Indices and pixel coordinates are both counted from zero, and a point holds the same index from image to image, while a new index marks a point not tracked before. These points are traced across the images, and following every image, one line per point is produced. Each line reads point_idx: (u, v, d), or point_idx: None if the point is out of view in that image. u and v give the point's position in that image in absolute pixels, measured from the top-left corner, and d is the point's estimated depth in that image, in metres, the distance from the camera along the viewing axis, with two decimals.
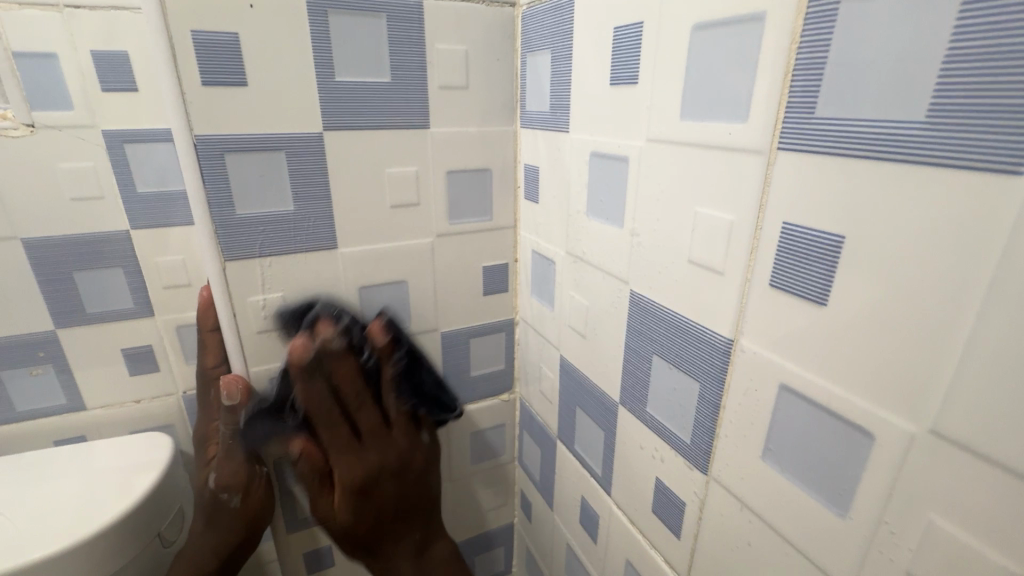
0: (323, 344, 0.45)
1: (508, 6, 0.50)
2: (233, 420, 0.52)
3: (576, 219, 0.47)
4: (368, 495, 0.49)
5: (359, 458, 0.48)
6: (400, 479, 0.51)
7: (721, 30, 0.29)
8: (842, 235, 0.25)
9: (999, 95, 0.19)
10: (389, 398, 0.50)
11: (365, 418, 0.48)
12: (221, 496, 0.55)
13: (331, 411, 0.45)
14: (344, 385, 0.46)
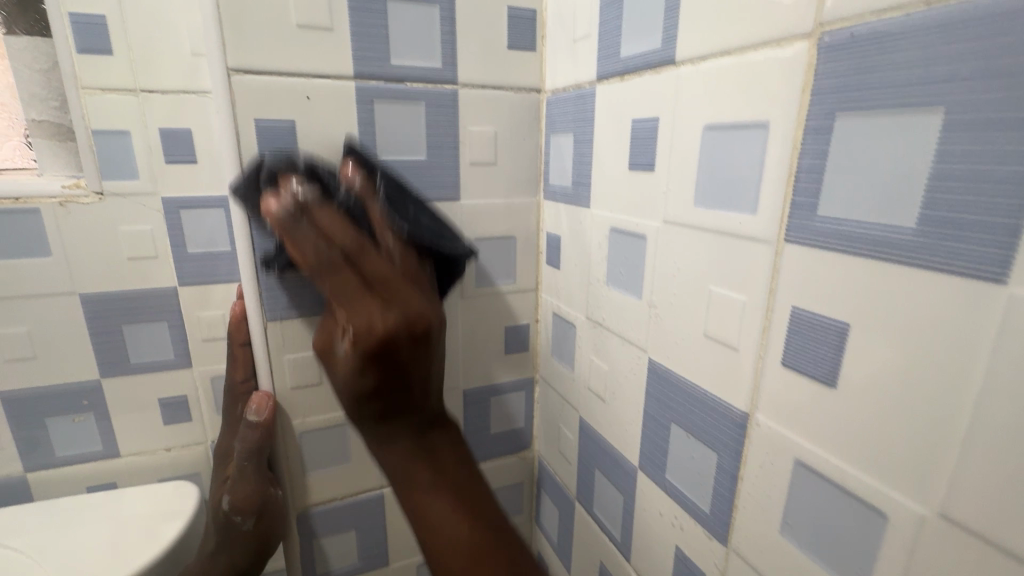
0: (297, 201, 0.36)
1: (534, 92, 0.55)
2: (252, 439, 0.52)
3: (596, 286, 0.49)
4: (375, 361, 0.35)
5: (366, 298, 0.36)
6: (423, 343, 0.37)
7: (730, 132, 0.33)
8: (847, 324, 0.27)
9: (978, 211, 0.21)
10: (389, 234, 0.41)
11: (373, 267, 0.37)
12: (233, 517, 0.54)
13: (329, 259, 0.36)
14: (337, 232, 0.36)
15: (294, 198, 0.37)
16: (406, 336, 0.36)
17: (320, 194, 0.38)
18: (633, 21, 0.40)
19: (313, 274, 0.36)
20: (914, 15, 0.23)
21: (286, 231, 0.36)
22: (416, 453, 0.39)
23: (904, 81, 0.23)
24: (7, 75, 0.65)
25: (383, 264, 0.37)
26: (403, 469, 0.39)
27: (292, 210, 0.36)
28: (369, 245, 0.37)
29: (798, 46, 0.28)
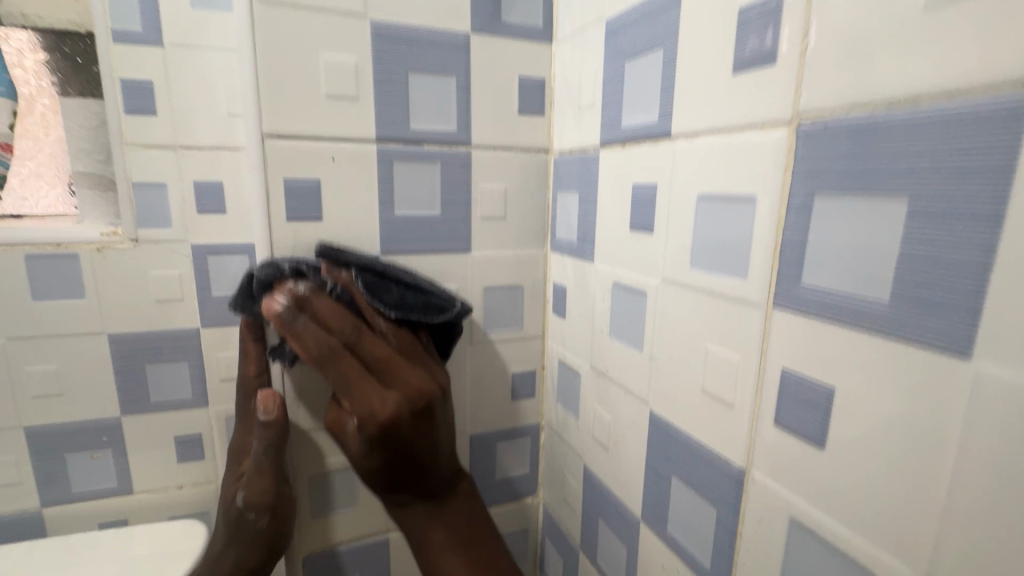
0: (295, 297, 0.41)
1: (542, 152, 0.58)
2: (266, 437, 0.51)
3: (600, 338, 0.51)
4: (379, 446, 0.43)
5: (371, 391, 0.42)
6: (423, 419, 0.44)
7: (721, 202, 0.35)
8: (832, 388, 0.29)
9: (944, 290, 0.23)
10: (382, 322, 0.46)
11: (370, 352, 0.43)
12: (248, 516, 0.51)
13: (329, 348, 0.42)
14: (333, 321, 0.42)
15: (292, 297, 0.42)
16: (407, 419, 0.43)
17: (316, 287, 0.43)
18: (632, 96, 0.44)
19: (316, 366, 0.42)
20: (877, 113, 0.26)
21: (283, 327, 0.42)
22: (431, 518, 0.48)
23: (872, 169, 0.26)
24: (59, 130, 0.72)
25: (379, 348, 0.43)
26: (420, 529, 0.48)
27: (292, 309, 0.41)
28: (364, 328, 0.44)
29: (779, 131, 0.31)
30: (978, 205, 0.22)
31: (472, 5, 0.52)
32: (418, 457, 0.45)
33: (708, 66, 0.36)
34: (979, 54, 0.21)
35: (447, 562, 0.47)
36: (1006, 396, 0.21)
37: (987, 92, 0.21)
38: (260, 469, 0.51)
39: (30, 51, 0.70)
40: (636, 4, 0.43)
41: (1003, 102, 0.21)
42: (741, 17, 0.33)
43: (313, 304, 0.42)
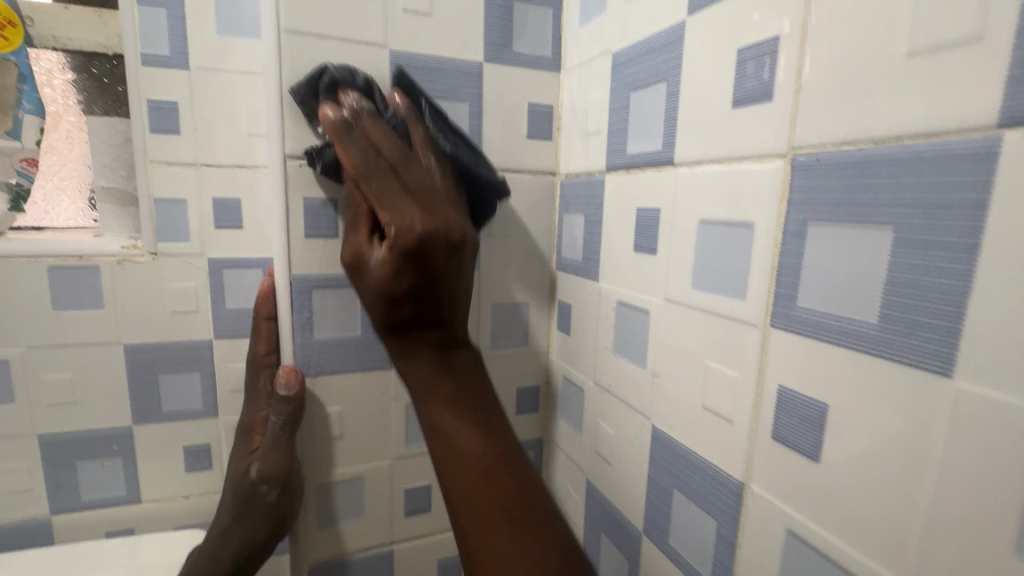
0: (352, 110, 0.43)
1: (549, 174, 0.61)
2: (284, 410, 0.54)
3: (604, 354, 0.53)
4: (410, 263, 0.39)
5: (409, 207, 0.40)
6: (456, 251, 0.41)
7: (721, 227, 0.37)
8: (825, 405, 0.30)
9: (926, 313, 0.25)
10: (429, 156, 0.44)
11: (412, 178, 0.42)
12: (262, 487, 0.59)
13: (376, 164, 0.42)
14: (382, 141, 0.42)
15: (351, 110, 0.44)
16: (443, 243, 0.40)
17: (373, 109, 0.44)
18: (637, 125, 0.46)
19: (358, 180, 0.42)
20: (864, 150, 0.28)
21: (338, 139, 0.43)
22: (434, 368, 0.42)
23: (861, 200, 0.28)
24: (84, 147, 0.75)
25: (424, 181, 0.42)
26: (420, 391, 0.42)
27: (347, 121, 0.43)
28: (409, 153, 0.43)
29: (774, 163, 0.33)
30: (958, 236, 0.24)
31: (485, 36, 0.55)
32: (450, 300, 0.42)
33: (709, 100, 0.38)
34: (955, 101, 0.24)
35: (456, 430, 0.40)
36: (984, 414, 0.23)
37: (962, 134, 0.24)
38: (274, 441, 0.57)
39: (59, 70, 0.73)
40: (642, 39, 0.46)
41: (978, 143, 0.23)
42: (740, 56, 0.35)
43: (365, 122, 0.43)
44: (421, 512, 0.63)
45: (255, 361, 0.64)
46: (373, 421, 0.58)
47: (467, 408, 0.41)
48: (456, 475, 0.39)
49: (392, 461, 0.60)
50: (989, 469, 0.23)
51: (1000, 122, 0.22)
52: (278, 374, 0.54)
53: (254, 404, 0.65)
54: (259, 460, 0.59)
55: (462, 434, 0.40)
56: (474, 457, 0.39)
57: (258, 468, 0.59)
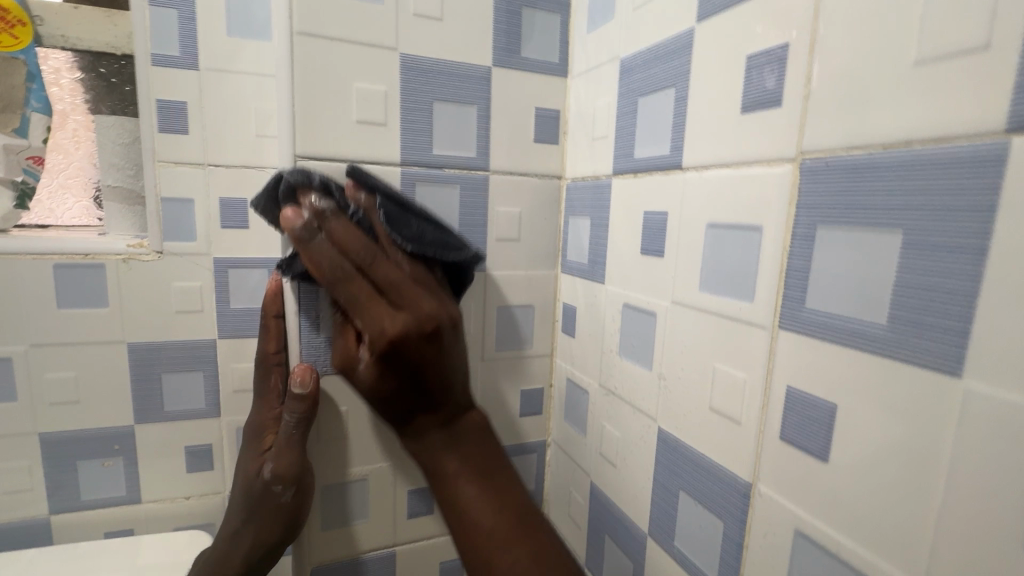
0: (315, 212, 0.42)
1: (555, 178, 0.61)
2: (298, 409, 0.52)
3: (609, 357, 0.53)
4: (389, 364, 0.41)
5: (382, 308, 0.41)
6: (434, 339, 0.41)
7: (730, 230, 0.38)
8: (834, 406, 0.31)
9: (935, 314, 0.26)
10: (395, 252, 0.45)
11: (383, 275, 0.42)
12: (273, 488, 0.54)
13: (342, 270, 0.42)
14: (349, 242, 0.42)
15: (311, 216, 0.42)
16: (416, 337, 0.40)
17: (337, 206, 0.44)
18: (644, 129, 0.47)
19: (328, 286, 0.42)
20: (874, 154, 0.28)
21: (300, 245, 0.43)
22: (446, 446, 0.43)
23: (870, 204, 0.29)
24: (90, 146, 0.76)
25: (394, 273, 0.42)
26: (432, 451, 0.43)
27: (310, 227, 0.42)
28: (379, 253, 0.43)
29: (783, 167, 0.34)
30: (967, 238, 0.24)
31: (494, 41, 0.56)
32: (438, 384, 0.42)
33: (718, 104, 0.39)
34: (964, 107, 0.24)
35: (468, 504, 0.41)
36: (993, 413, 0.24)
37: (971, 138, 0.24)
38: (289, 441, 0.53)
39: (67, 70, 0.74)
40: (649, 45, 0.46)
41: (986, 147, 0.24)
42: (749, 62, 0.36)
43: (329, 223, 0.42)
44: (425, 514, 0.63)
45: (264, 361, 0.63)
46: (378, 423, 0.59)
47: (478, 464, 0.43)
48: (474, 549, 0.40)
49: (396, 462, 0.60)
50: (997, 466, 0.24)
51: (1008, 127, 0.23)
52: (293, 373, 0.52)
53: (263, 405, 0.63)
54: (274, 457, 0.54)
55: (476, 509, 0.41)
56: (487, 530, 0.40)
57: (271, 467, 0.54)
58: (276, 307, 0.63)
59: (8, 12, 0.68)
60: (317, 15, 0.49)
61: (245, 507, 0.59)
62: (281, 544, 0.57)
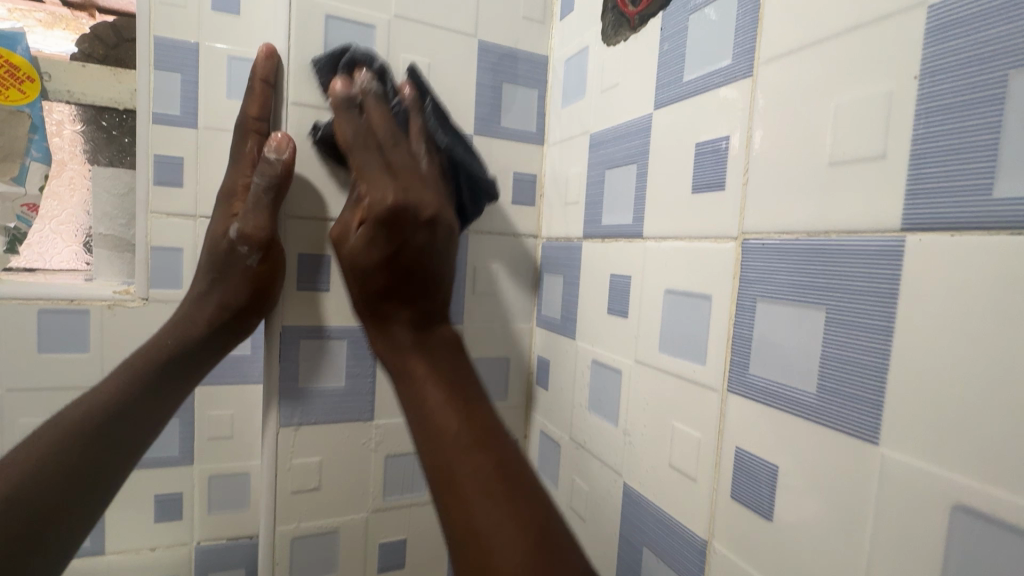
0: (362, 86, 0.48)
1: (532, 237, 0.65)
2: (269, 174, 0.51)
3: (579, 410, 0.55)
4: (381, 232, 0.45)
5: (385, 177, 0.46)
6: (430, 226, 0.46)
7: (685, 297, 0.41)
8: (776, 467, 0.33)
9: (856, 386, 0.29)
10: (421, 145, 0.49)
11: (397, 158, 0.47)
12: (239, 250, 0.56)
13: (365, 138, 0.48)
14: (380, 123, 0.48)
15: (360, 90, 0.49)
16: (413, 216, 0.45)
17: (381, 90, 0.49)
18: (610, 198, 0.51)
19: (349, 151, 0.48)
20: (801, 239, 0.32)
21: (338, 111, 0.49)
22: (413, 345, 0.45)
23: (799, 283, 0.32)
24: (85, 193, 0.78)
25: (411, 158, 0.48)
26: (400, 348, 0.45)
27: (352, 99, 0.48)
28: (402, 135, 0.49)
29: (728, 244, 0.37)
30: (876, 319, 0.28)
31: (475, 113, 0.61)
32: (423, 281, 0.46)
33: (673, 182, 0.43)
34: (867, 207, 0.28)
35: (434, 407, 0.40)
36: (906, 481, 0.26)
37: (875, 232, 0.28)
38: (257, 202, 0.53)
39: (70, 122, 0.78)
40: (614, 124, 0.51)
41: (887, 241, 0.27)
42: (698, 148, 0.40)
43: (366, 105, 0.48)
44: (395, 568, 0.63)
45: (241, 124, 0.56)
46: (351, 474, 0.59)
47: (448, 377, 0.42)
48: (444, 482, 0.36)
49: (368, 514, 0.60)
50: (912, 529, 0.26)
51: (903, 226, 0.26)
52: (269, 139, 0.51)
53: (236, 169, 0.58)
54: (241, 219, 0.55)
55: (440, 414, 0.39)
56: (451, 434, 0.38)
57: (240, 228, 0.55)
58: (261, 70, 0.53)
59: (19, 70, 0.73)
60: (311, 88, 0.53)
61: (215, 270, 0.60)
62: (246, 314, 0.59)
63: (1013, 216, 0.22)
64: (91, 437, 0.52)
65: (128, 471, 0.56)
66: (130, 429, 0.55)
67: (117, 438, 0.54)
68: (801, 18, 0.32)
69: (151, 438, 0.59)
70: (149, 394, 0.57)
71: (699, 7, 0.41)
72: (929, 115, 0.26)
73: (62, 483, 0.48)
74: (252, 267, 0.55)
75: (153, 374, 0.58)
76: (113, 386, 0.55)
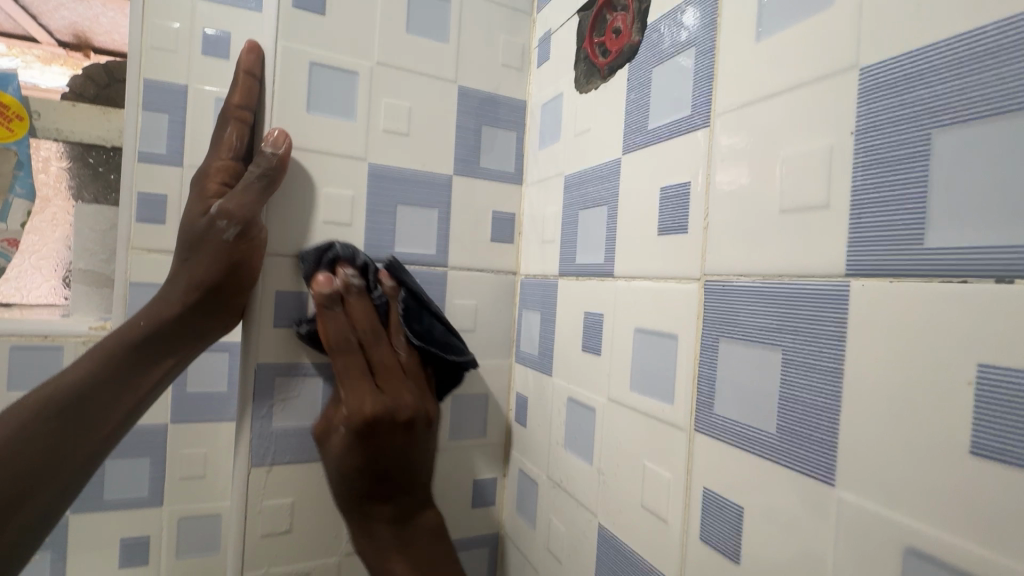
0: (345, 286, 0.53)
1: (511, 274, 0.66)
2: (265, 166, 0.51)
3: (556, 449, 0.55)
4: (365, 439, 0.52)
5: (362, 395, 0.52)
6: (410, 433, 0.53)
7: (653, 336, 0.42)
8: (741, 509, 0.33)
9: (812, 428, 0.29)
10: (399, 340, 0.57)
11: (378, 357, 0.54)
12: (219, 226, 0.54)
13: (348, 340, 0.52)
14: (361, 320, 0.54)
15: (341, 286, 0.53)
16: (388, 424, 0.52)
17: (364, 291, 0.54)
18: (584, 238, 0.52)
19: (331, 350, 0.52)
20: (757, 282, 0.33)
21: (322, 307, 0.52)
22: (396, 545, 0.54)
23: (756, 324, 0.33)
24: (67, 228, 0.79)
25: (389, 359, 0.54)
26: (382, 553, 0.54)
27: (335, 296, 0.52)
28: (377, 337, 0.55)
29: (691, 285, 0.38)
30: (828, 363, 0.28)
31: (455, 155, 0.63)
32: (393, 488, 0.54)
33: (641, 224, 0.44)
34: (814, 252, 0.30)
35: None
36: (865, 521, 0.26)
37: (824, 277, 0.29)
38: (246, 187, 0.52)
39: (56, 159, 0.80)
40: (588, 166, 0.53)
41: (834, 286, 0.28)
42: (663, 192, 0.42)
43: (347, 300, 0.53)
44: None
45: (223, 111, 0.56)
46: (324, 515, 0.58)
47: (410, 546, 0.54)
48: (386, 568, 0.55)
49: (340, 557, 0.59)
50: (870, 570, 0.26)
51: (848, 272, 0.28)
52: (268, 134, 0.53)
53: (213, 153, 0.58)
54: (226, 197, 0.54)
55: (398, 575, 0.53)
56: None
57: (221, 206, 0.53)
58: (249, 60, 0.54)
59: (9, 109, 0.77)
60: (293, 132, 0.55)
61: (187, 245, 0.57)
62: (222, 293, 0.55)
63: (942, 267, 0.24)
64: (62, 417, 0.48)
65: (102, 459, 0.52)
66: (100, 410, 0.51)
67: (87, 419, 0.50)
68: (753, 74, 0.34)
69: (129, 421, 0.55)
70: (117, 377, 0.53)
71: (662, 61, 0.43)
72: (865, 167, 0.27)
73: (36, 466, 0.45)
74: (231, 241, 0.52)
75: (126, 354, 0.54)
76: (83, 369, 0.52)
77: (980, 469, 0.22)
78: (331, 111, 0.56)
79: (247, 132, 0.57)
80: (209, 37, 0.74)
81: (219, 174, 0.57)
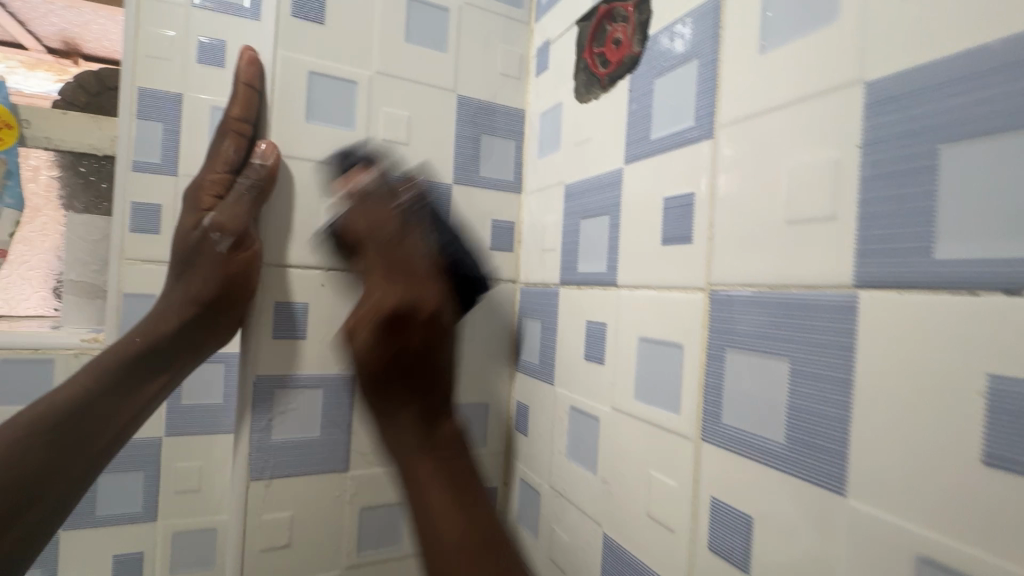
0: (359, 188, 0.50)
1: (510, 282, 0.66)
2: (254, 179, 0.53)
3: (559, 458, 0.55)
4: (391, 330, 0.41)
5: (392, 280, 0.44)
6: (434, 342, 0.44)
7: (658, 345, 0.42)
8: (750, 519, 0.33)
9: (820, 438, 0.29)
10: (426, 247, 0.48)
11: (404, 253, 0.46)
12: (214, 238, 0.56)
13: (384, 234, 0.47)
14: (380, 219, 0.48)
15: (362, 187, 0.50)
16: (423, 317, 0.42)
17: (385, 188, 0.50)
18: (586, 247, 0.53)
19: (370, 241, 0.47)
20: (764, 292, 0.33)
21: (355, 205, 0.49)
22: (420, 448, 0.42)
23: (763, 335, 0.33)
24: (59, 238, 0.79)
25: (416, 254, 0.46)
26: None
27: (376, 189, 0.50)
28: (406, 236, 0.47)
29: (697, 295, 0.38)
30: (837, 373, 0.29)
31: (454, 164, 0.63)
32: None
33: (644, 234, 0.44)
34: (821, 264, 0.30)
35: (435, 506, 0.39)
36: (877, 531, 0.26)
37: (831, 288, 0.29)
38: (240, 200, 0.54)
39: (47, 167, 0.80)
40: (588, 175, 0.53)
41: (842, 297, 0.29)
42: (667, 202, 0.42)
43: (373, 201, 0.49)
44: None
45: (223, 122, 0.55)
46: (324, 528, 0.57)
47: (447, 467, 0.41)
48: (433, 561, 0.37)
49: (341, 571, 0.58)
50: None
51: (856, 283, 0.28)
52: (258, 146, 0.54)
53: (209, 166, 0.58)
54: (220, 209, 0.56)
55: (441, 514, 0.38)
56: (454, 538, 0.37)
57: (216, 219, 0.55)
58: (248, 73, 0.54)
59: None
60: (292, 142, 0.54)
61: (182, 259, 0.58)
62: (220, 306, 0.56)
63: (952, 278, 0.24)
64: (56, 434, 0.47)
65: (94, 475, 0.51)
66: (94, 428, 0.50)
67: (80, 436, 0.49)
68: (756, 87, 0.35)
69: (123, 436, 0.54)
70: (113, 394, 0.52)
71: (663, 73, 0.44)
72: (871, 180, 0.28)
73: (27, 485, 0.44)
74: (226, 253, 0.55)
75: (122, 370, 0.53)
76: (78, 384, 0.51)
77: (992, 479, 0.22)
78: (330, 121, 0.56)
79: (245, 144, 0.56)
80: (204, 45, 0.73)
81: (214, 186, 0.57)
